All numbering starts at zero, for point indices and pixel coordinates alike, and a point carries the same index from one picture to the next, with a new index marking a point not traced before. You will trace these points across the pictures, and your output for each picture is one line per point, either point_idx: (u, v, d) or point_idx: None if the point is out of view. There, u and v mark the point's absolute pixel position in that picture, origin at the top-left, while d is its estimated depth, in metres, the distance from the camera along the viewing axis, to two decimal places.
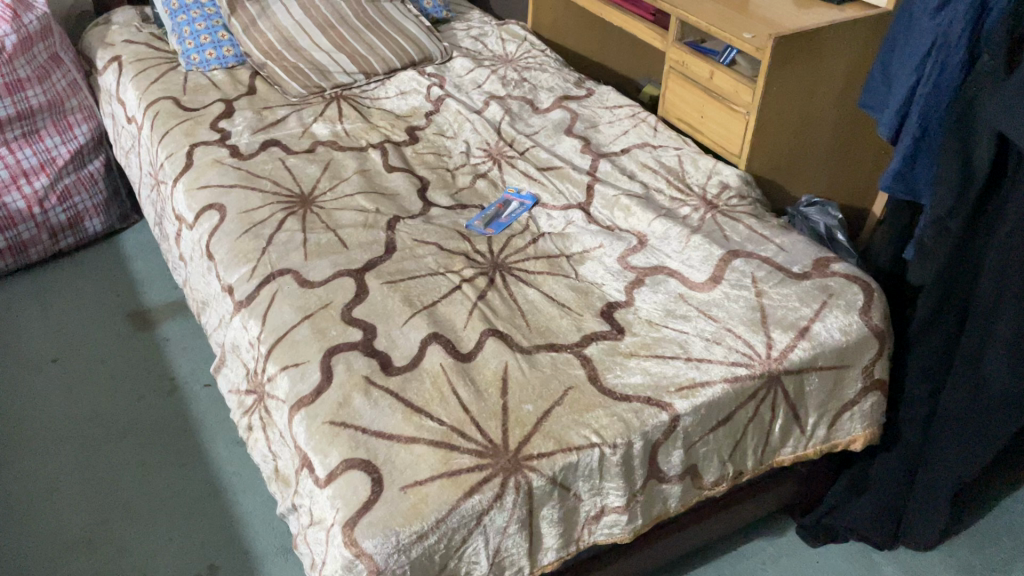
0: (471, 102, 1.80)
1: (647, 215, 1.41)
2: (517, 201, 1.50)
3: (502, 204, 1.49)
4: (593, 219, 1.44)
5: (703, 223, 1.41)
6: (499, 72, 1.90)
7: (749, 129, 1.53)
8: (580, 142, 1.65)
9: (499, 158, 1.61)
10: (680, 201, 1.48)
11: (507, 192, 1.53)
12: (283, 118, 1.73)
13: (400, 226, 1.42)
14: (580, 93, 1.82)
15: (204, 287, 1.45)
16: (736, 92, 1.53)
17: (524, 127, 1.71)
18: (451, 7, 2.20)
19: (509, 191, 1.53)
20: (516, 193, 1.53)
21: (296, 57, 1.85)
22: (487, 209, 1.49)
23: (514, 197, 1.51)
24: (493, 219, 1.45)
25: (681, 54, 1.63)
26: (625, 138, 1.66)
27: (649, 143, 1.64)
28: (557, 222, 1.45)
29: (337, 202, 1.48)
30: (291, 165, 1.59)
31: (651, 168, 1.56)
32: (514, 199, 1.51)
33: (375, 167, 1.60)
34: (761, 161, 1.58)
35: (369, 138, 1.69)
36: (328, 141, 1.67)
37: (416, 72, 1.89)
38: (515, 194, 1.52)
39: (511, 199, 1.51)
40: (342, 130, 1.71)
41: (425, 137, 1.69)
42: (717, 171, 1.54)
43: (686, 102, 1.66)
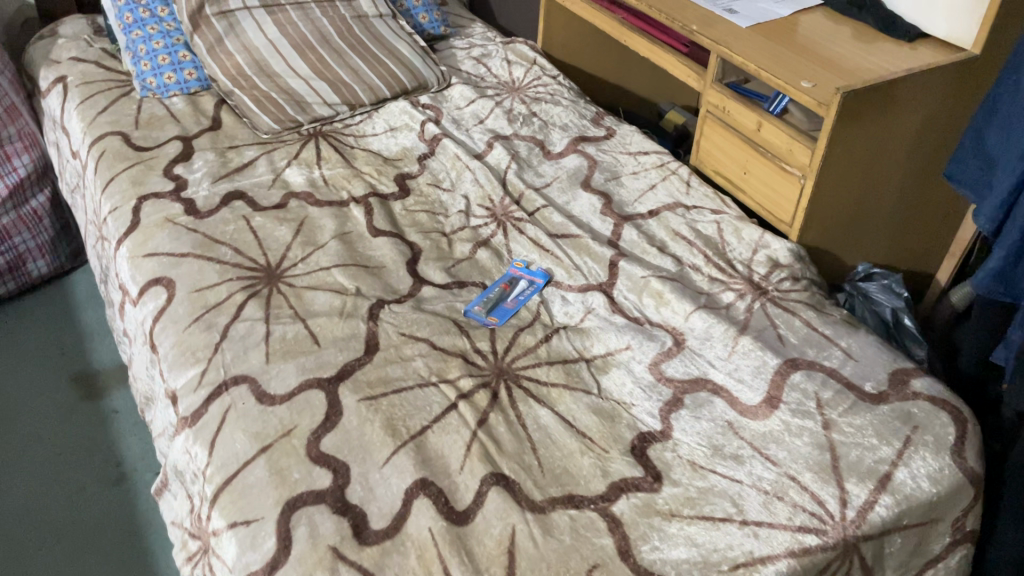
0: (472, 144, 1.54)
1: (684, 307, 1.17)
2: (525, 278, 1.26)
3: (506, 281, 1.24)
4: (618, 308, 1.20)
5: (752, 318, 1.17)
6: (504, 105, 1.64)
7: (804, 196, 1.28)
8: (600, 200, 1.40)
9: (505, 220, 1.36)
10: (721, 285, 1.23)
11: (513, 266, 1.28)
12: (251, 161, 1.48)
13: (384, 314, 1.17)
14: (598, 133, 1.57)
15: (149, 381, 1.21)
16: (790, 151, 1.28)
17: (534, 178, 1.46)
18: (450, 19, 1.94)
19: (516, 266, 1.28)
20: (524, 267, 1.27)
21: (269, 84, 1.59)
22: (489, 289, 1.24)
23: (521, 272, 1.27)
24: (497, 303, 1.20)
25: (721, 98, 1.38)
26: (653, 195, 1.41)
27: (680, 203, 1.39)
28: (574, 311, 1.20)
29: (309, 279, 1.23)
30: (258, 227, 1.33)
31: (685, 237, 1.31)
32: (521, 275, 1.26)
33: (357, 229, 1.35)
34: (815, 231, 1.33)
35: (352, 189, 1.43)
36: (303, 193, 1.42)
37: (408, 103, 1.63)
38: (523, 270, 1.27)
39: (518, 273, 1.26)
40: (320, 178, 1.46)
41: (417, 188, 1.44)
42: (764, 245, 1.30)
43: (725, 154, 1.41)
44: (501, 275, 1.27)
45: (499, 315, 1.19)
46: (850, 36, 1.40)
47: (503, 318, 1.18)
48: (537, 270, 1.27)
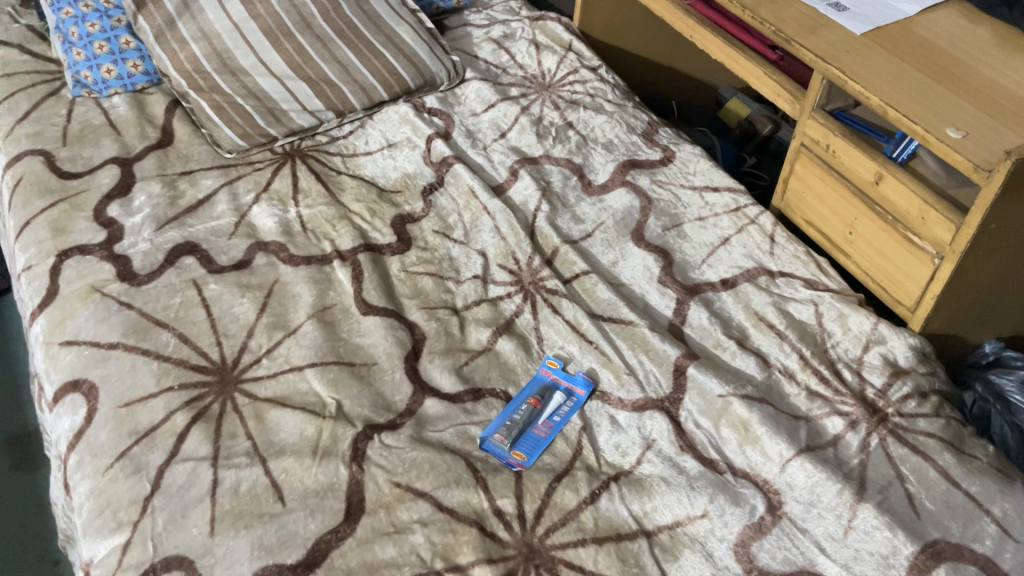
0: (491, 172, 1.21)
1: (779, 450, 0.86)
2: (562, 387, 0.95)
3: (536, 392, 0.94)
4: (687, 443, 0.89)
5: (868, 466, 0.87)
6: (532, 111, 1.30)
7: (939, 281, 0.95)
8: (657, 261, 1.08)
9: (534, 291, 1.05)
10: (824, 405, 0.92)
11: (546, 365, 0.97)
12: (208, 195, 1.15)
13: (372, 450, 0.87)
14: (652, 156, 1.22)
15: (67, 520, 0.92)
16: (922, 219, 0.94)
17: (571, 225, 1.13)
18: None
19: (549, 366, 0.97)
20: (560, 370, 0.97)
21: (233, 84, 1.25)
22: (512, 403, 0.94)
23: (557, 377, 0.96)
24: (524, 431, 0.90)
25: (826, 133, 1.03)
26: (725, 255, 1.09)
27: (764, 269, 1.06)
28: (628, 444, 0.90)
29: (275, 386, 0.93)
30: (212, 299, 1.02)
31: (772, 325, 1.00)
32: (556, 382, 0.96)
33: (342, 302, 1.04)
34: (945, 319, 1.01)
35: (337, 238, 1.11)
36: (273, 244, 1.10)
37: (411, 107, 1.30)
38: (558, 374, 0.96)
39: (552, 379, 0.96)
40: (296, 219, 1.13)
41: (420, 238, 1.12)
42: (878, 340, 0.98)
43: (824, 204, 1.08)
44: (529, 380, 0.96)
45: (525, 451, 0.89)
46: (999, 45, 1.04)
47: (532, 456, 0.88)
48: (578, 374, 0.96)
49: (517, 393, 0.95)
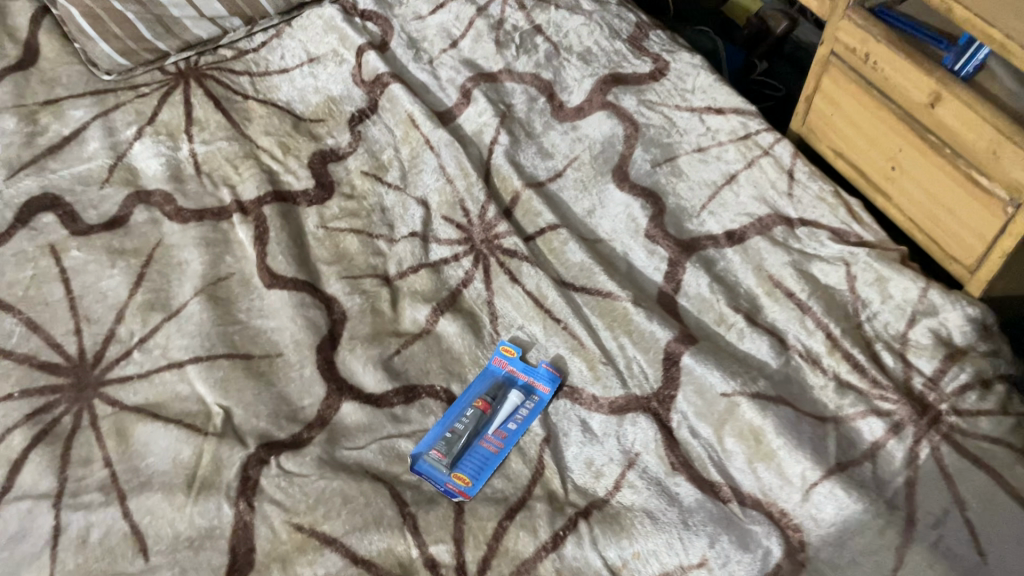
0: (437, 93, 0.98)
1: (801, 472, 0.66)
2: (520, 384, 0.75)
3: (485, 392, 0.73)
4: (681, 460, 0.69)
5: (917, 489, 0.66)
6: (491, 12, 1.02)
7: (1012, 236, 0.72)
8: (645, 208, 0.84)
9: (487, 252, 0.82)
10: (859, 402, 0.71)
11: (499, 353, 0.76)
12: (77, 129, 0.91)
13: (266, 480, 0.67)
14: (640, 68, 0.96)
15: None
16: (994, 155, 0.70)
17: (536, 161, 0.90)
18: None
19: (502, 354, 0.76)
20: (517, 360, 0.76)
21: None
22: (454, 407, 0.73)
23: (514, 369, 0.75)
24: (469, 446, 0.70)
25: (864, 37, 0.78)
26: (730, 198, 0.85)
27: (780, 217, 0.84)
28: (604, 462, 0.70)
29: (148, 391, 0.72)
30: (73, 271, 0.80)
31: (791, 293, 0.77)
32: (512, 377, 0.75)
33: (241, 271, 0.81)
34: (1012, 280, 0.78)
35: (238, 184, 0.87)
36: (156, 194, 0.86)
37: (339, 10, 1.03)
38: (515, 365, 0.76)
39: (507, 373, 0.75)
40: (189, 160, 0.89)
41: (345, 182, 0.88)
42: (927, 312, 0.75)
43: (859, 130, 0.84)
44: (477, 373, 0.76)
45: (469, 475, 0.69)
46: None
47: (478, 481, 0.69)
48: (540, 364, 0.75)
49: (461, 393, 0.74)
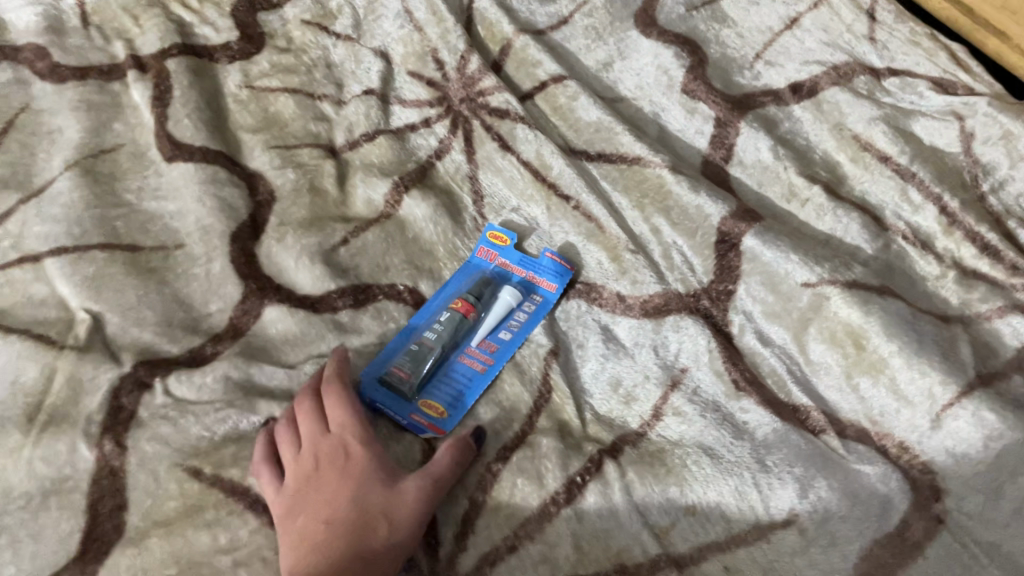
0: None
1: (928, 388, 0.45)
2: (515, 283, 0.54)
3: (467, 290, 0.52)
4: (748, 376, 0.48)
5: None
6: None
7: None
8: (679, 55, 0.63)
9: (468, 113, 0.61)
10: (995, 294, 0.50)
11: (485, 243, 0.55)
12: None
13: (147, 412, 0.46)
14: None
15: None
16: None
17: (533, 5, 0.68)
18: None
19: (491, 245, 0.55)
20: (511, 251, 0.55)
21: None
22: (422, 315, 0.52)
23: (507, 264, 0.54)
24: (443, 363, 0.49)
25: None
26: (793, 46, 0.64)
27: (863, 65, 0.62)
28: (636, 382, 0.49)
29: None
30: None
31: (885, 156, 0.57)
32: (505, 274, 0.54)
33: (134, 142, 0.60)
34: None
35: (138, 38, 0.66)
36: (26, 48, 0.64)
37: None
38: (508, 259, 0.55)
39: (498, 269, 0.54)
40: (73, 10, 0.68)
41: (280, 35, 0.67)
42: None
43: None
44: (456, 272, 0.55)
45: (443, 402, 0.48)
46: None
47: (456, 410, 0.47)
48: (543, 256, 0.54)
49: (433, 297, 0.53)
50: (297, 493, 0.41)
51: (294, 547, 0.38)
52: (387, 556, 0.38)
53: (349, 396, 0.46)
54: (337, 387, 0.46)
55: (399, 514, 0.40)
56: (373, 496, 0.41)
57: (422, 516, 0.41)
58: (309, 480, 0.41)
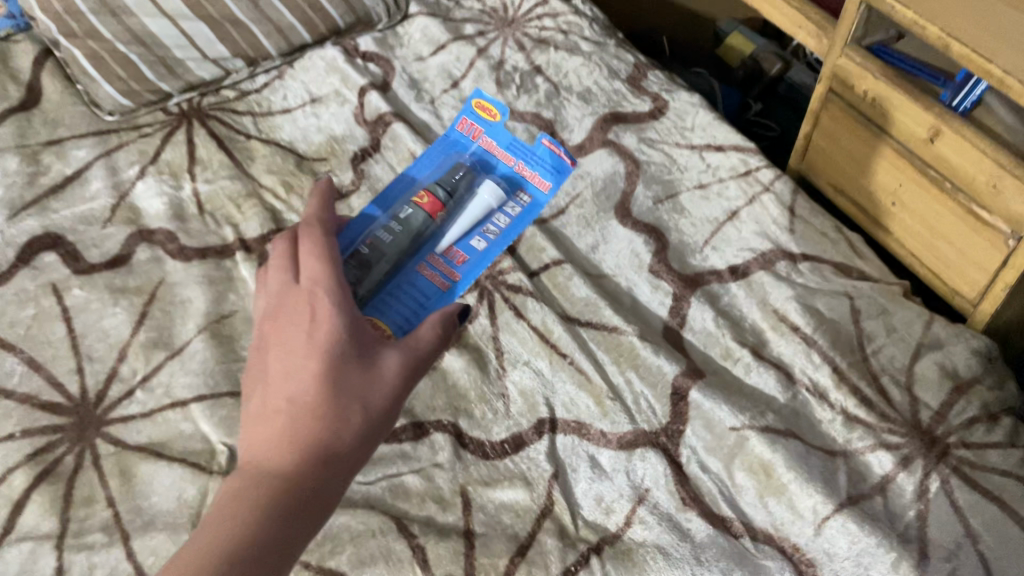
0: (439, 132, 0.98)
1: (813, 505, 0.66)
2: (504, 169, 0.82)
3: (455, 182, 0.77)
4: (691, 494, 0.68)
5: (929, 523, 0.66)
6: (491, 53, 1.05)
7: (1015, 269, 0.72)
8: (648, 244, 0.85)
9: (492, 288, 0.82)
10: (868, 434, 0.71)
11: (473, 119, 0.87)
12: (80, 171, 0.91)
13: None
14: (640, 107, 0.98)
15: None
16: (997, 188, 0.71)
17: None
18: None
19: (488, 124, 0.86)
20: (503, 134, 0.85)
21: (113, 27, 0.96)
22: (435, 175, 0.82)
23: (501, 153, 0.83)
24: (430, 242, 0.74)
25: (863, 75, 0.79)
26: (733, 234, 0.86)
27: (784, 251, 0.84)
28: (614, 498, 0.69)
29: (152, 429, 0.72)
30: (76, 311, 0.79)
31: (798, 326, 0.78)
32: (496, 157, 0.83)
33: (244, 309, 0.81)
34: (1015, 311, 0.79)
35: (242, 222, 0.88)
36: (159, 233, 0.86)
37: (342, 50, 1.06)
38: (496, 136, 0.85)
39: (491, 154, 0.83)
40: (191, 199, 0.90)
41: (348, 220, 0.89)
42: (931, 346, 0.77)
43: (860, 169, 0.85)
44: (449, 148, 0.85)
45: (403, 314, 0.69)
46: None
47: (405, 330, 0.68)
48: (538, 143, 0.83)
49: (420, 174, 0.83)
50: (280, 336, 0.58)
51: (279, 403, 0.55)
52: (358, 419, 0.55)
53: (331, 261, 0.62)
54: (325, 251, 0.62)
55: (376, 383, 0.56)
56: (357, 371, 0.56)
57: (396, 382, 0.57)
58: (288, 321, 0.58)
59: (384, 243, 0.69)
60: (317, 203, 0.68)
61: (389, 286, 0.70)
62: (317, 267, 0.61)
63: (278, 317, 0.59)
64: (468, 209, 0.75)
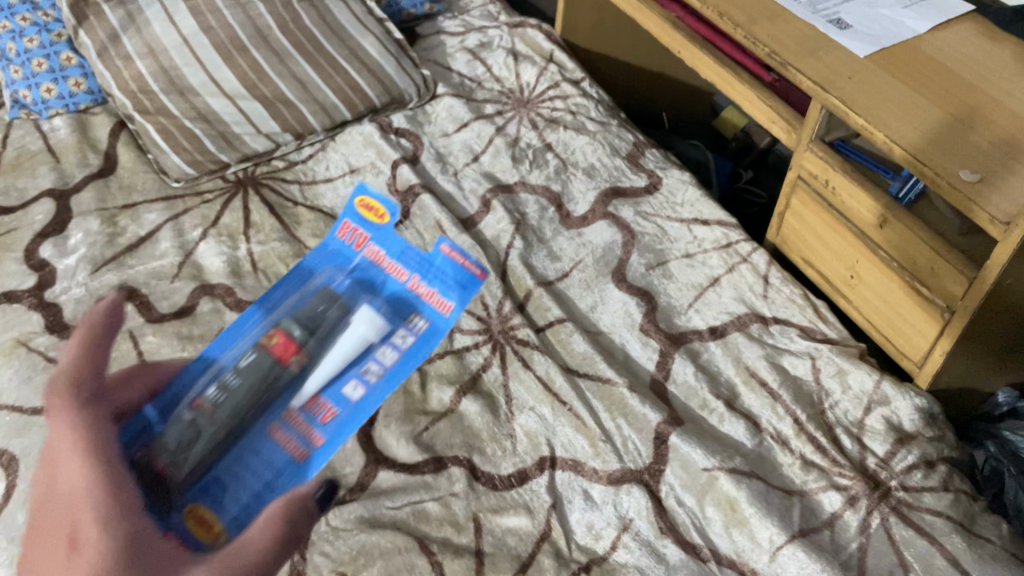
0: (461, 202, 1.12)
1: (769, 536, 0.78)
2: (403, 288, 0.91)
3: (335, 315, 0.84)
4: (668, 524, 0.81)
5: (868, 554, 0.78)
6: (508, 132, 1.20)
7: (949, 338, 0.85)
8: (640, 306, 0.98)
9: (503, 341, 0.96)
10: (821, 477, 0.83)
11: (354, 216, 1.00)
12: (151, 232, 1.06)
13: (317, 535, 0.79)
14: (637, 183, 1.12)
15: None
16: (932, 270, 0.84)
17: (546, 263, 1.04)
18: None
19: (374, 224, 1.00)
20: (391, 241, 0.97)
21: (180, 105, 1.15)
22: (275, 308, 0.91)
23: (400, 273, 0.92)
24: (288, 393, 0.78)
25: (825, 167, 0.93)
26: (714, 299, 0.99)
27: (756, 315, 0.97)
28: (603, 526, 0.81)
29: None
30: (149, 354, 0.92)
31: (766, 381, 0.91)
32: (386, 273, 0.93)
33: None
34: (954, 373, 0.91)
35: None
36: (219, 287, 1.00)
37: (379, 127, 1.21)
38: (381, 244, 0.97)
39: (380, 266, 0.94)
40: (246, 258, 1.04)
41: None
42: (881, 401, 0.89)
43: (825, 245, 0.98)
44: (331, 256, 0.97)
45: (233, 511, 0.71)
46: (1016, 67, 0.93)
47: (237, 524, 0.71)
48: (437, 252, 0.95)
49: (313, 267, 0.96)
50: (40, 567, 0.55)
51: None
52: None
53: (83, 420, 0.60)
54: (78, 405, 0.61)
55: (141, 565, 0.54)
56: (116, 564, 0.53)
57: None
58: (100, 511, 0.56)
59: (212, 407, 0.74)
60: (75, 354, 0.63)
61: (235, 451, 0.75)
62: (82, 470, 0.58)
63: (36, 544, 0.57)
64: (345, 335, 0.82)
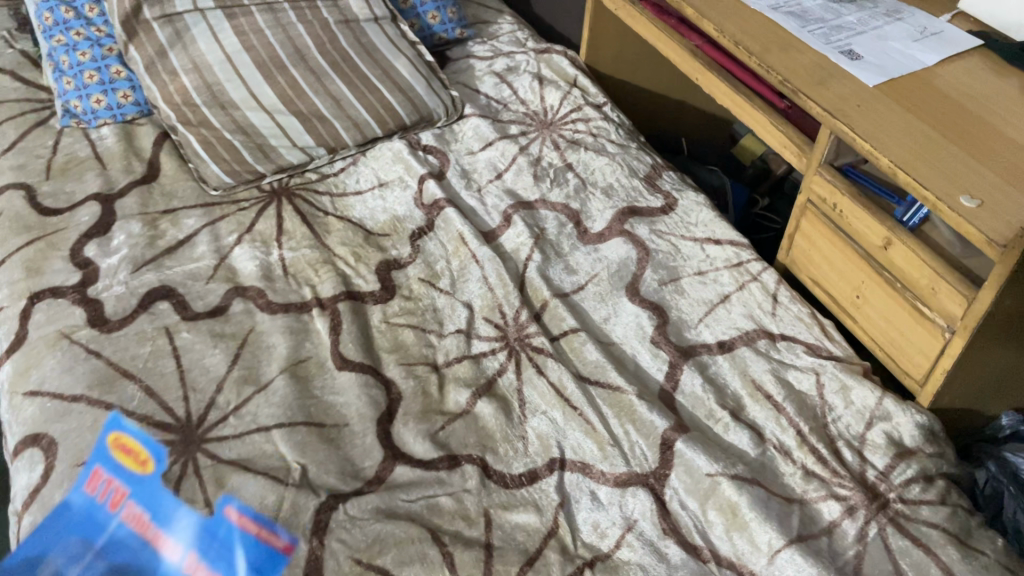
0: (483, 217, 1.17)
1: (768, 539, 0.81)
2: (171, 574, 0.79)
3: None
4: (671, 526, 0.84)
5: (865, 561, 0.80)
6: (531, 151, 1.25)
7: (949, 357, 0.87)
8: (651, 319, 1.02)
9: (519, 348, 1.00)
10: (821, 487, 0.86)
11: (101, 466, 0.86)
12: (189, 237, 1.11)
13: (335, 523, 0.83)
14: (653, 204, 1.16)
15: None
16: (932, 290, 0.87)
17: (563, 276, 1.08)
18: (474, 24, 1.55)
19: (129, 472, 0.85)
20: (164, 502, 0.83)
21: (221, 118, 1.21)
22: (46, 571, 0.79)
23: (170, 551, 0.80)
24: None
25: (832, 189, 0.97)
26: (724, 316, 1.02)
27: (764, 332, 1.00)
28: (608, 525, 0.85)
29: (240, 448, 0.88)
30: (183, 349, 0.98)
31: (770, 394, 0.94)
32: (149, 548, 0.81)
33: (317, 355, 0.99)
34: (956, 393, 0.93)
35: (318, 284, 1.07)
36: (251, 289, 1.05)
37: (408, 144, 1.27)
38: (143, 503, 0.84)
39: (138, 538, 0.82)
40: (278, 263, 1.09)
41: (405, 286, 1.08)
42: (882, 416, 0.91)
43: (832, 265, 1.02)
44: (74, 527, 0.82)
45: None
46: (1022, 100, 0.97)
47: None
48: (225, 515, 0.83)
49: (87, 540, 0.82)
50: None
51: None
52: None
53: None
54: None
55: None
56: None
57: None
58: None
59: None
60: None
61: None
62: None
63: None
64: None
